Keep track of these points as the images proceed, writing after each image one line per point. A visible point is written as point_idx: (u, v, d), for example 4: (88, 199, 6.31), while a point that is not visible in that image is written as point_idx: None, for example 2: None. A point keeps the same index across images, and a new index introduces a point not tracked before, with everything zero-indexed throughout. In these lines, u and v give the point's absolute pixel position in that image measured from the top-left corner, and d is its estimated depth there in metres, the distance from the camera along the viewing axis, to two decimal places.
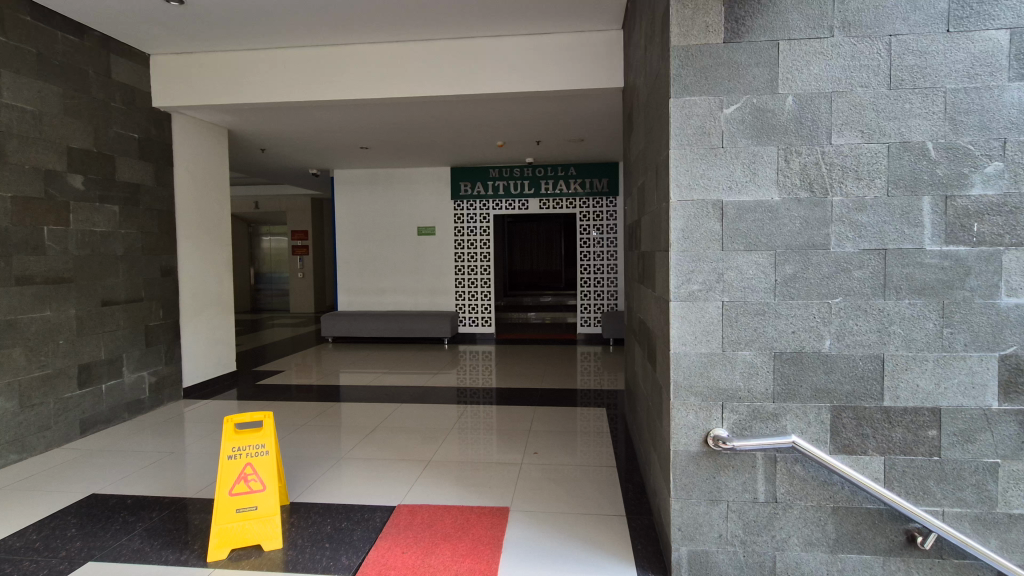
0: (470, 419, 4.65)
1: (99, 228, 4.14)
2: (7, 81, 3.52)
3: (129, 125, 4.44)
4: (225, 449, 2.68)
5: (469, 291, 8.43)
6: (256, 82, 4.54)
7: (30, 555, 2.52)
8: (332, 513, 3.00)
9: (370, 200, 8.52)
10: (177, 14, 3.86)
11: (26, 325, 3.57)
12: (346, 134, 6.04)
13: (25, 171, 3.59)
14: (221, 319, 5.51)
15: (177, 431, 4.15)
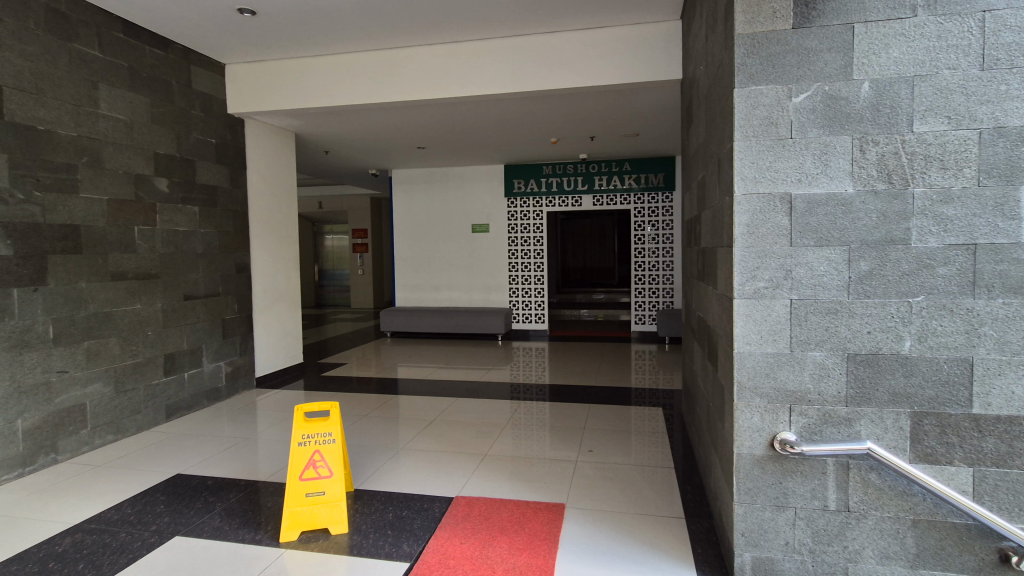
0: (524, 415, 4.68)
1: (182, 228, 4.45)
2: (104, 94, 3.84)
3: (207, 130, 4.75)
4: (295, 436, 2.82)
5: (522, 289, 8.47)
6: (320, 86, 4.75)
7: (126, 527, 2.75)
8: (393, 501, 3.10)
9: (426, 199, 8.71)
10: (249, 25, 4.08)
11: (120, 317, 3.89)
12: (404, 134, 6.20)
13: (120, 175, 3.92)
14: (287, 314, 5.80)
15: (249, 418, 4.41)
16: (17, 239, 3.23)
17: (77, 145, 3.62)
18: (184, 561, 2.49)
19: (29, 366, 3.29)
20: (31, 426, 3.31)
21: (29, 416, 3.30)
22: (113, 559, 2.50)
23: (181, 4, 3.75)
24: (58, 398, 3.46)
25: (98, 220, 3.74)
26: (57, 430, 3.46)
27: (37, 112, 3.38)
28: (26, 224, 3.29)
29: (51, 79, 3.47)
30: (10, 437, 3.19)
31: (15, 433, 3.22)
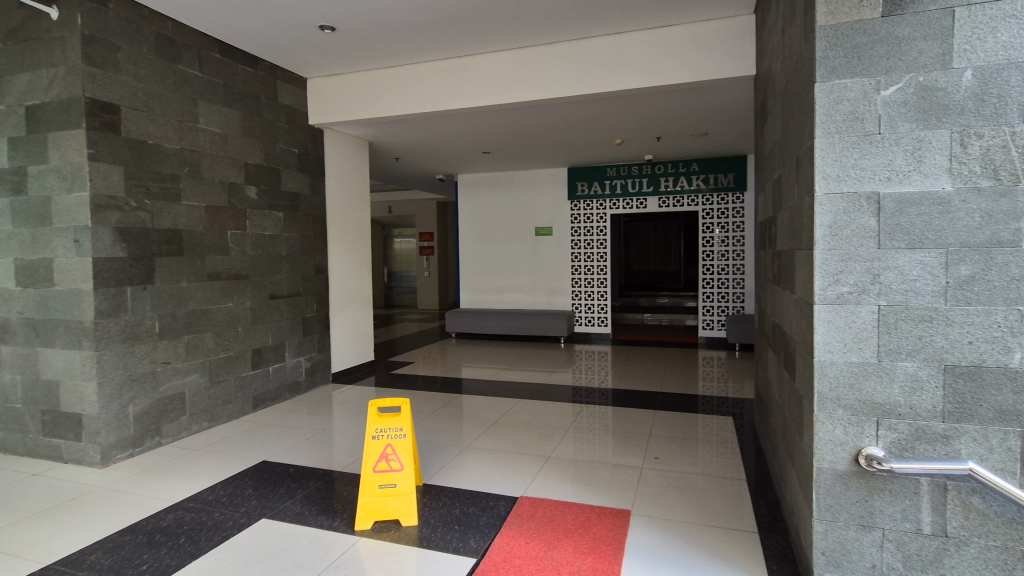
0: (588, 418, 4.65)
1: (269, 232, 4.79)
2: (203, 110, 4.21)
3: (291, 141, 5.09)
4: (370, 430, 2.96)
5: (584, 292, 8.41)
6: (393, 96, 4.97)
7: (220, 508, 3.00)
8: (460, 497, 3.19)
9: (490, 203, 8.87)
10: (330, 40, 4.35)
11: (215, 314, 4.24)
12: (470, 140, 6.35)
13: (216, 184, 4.27)
14: (360, 314, 6.09)
15: (326, 411, 4.67)
16: (131, 242, 3.60)
17: (180, 157, 3.99)
18: (270, 542, 2.68)
19: (140, 356, 3.65)
20: (140, 411, 3.67)
21: (138, 402, 3.66)
22: (209, 536, 2.73)
23: (270, 25, 4.06)
24: (163, 386, 3.82)
25: (197, 225, 4.10)
26: (161, 416, 3.82)
27: (148, 128, 3.76)
28: (139, 228, 3.66)
29: (159, 98, 3.85)
30: (123, 420, 3.56)
31: (128, 417, 3.59)
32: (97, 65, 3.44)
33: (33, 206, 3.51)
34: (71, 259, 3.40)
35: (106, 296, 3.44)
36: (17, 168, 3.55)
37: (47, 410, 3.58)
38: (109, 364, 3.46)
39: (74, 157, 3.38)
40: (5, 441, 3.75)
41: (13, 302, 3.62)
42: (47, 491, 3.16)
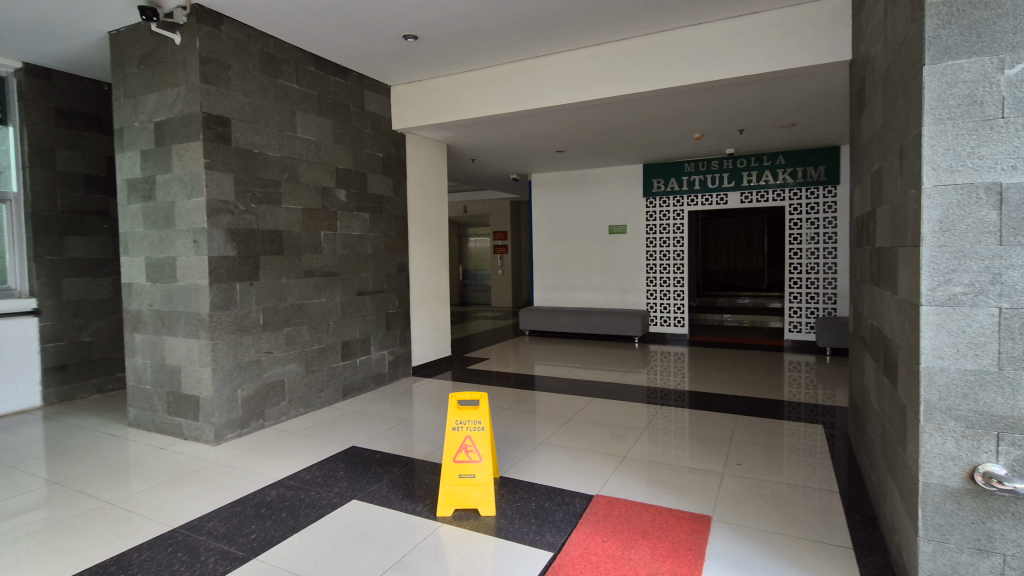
0: (664, 420, 4.55)
1: (356, 232, 5.10)
2: (301, 120, 4.55)
3: (376, 146, 5.38)
4: (450, 421, 3.07)
5: (659, 291, 8.20)
6: (471, 99, 5.13)
7: (316, 487, 3.25)
8: (536, 491, 3.25)
9: (563, 201, 8.88)
10: (413, 49, 4.56)
11: (310, 308, 4.58)
12: (545, 139, 6.41)
13: (311, 188, 4.61)
14: (438, 310, 6.33)
15: (407, 402, 4.90)
16: (240, 242, 3.98)
17: (281, 164, 4.35)
18: (361, 522, 2.87)
19: (247, 345, 4.02)
20: (247, 396, 4.05)
21: (245, 387, 4.04)
22: (307, 512, 2.96)
23: (358, 37, 4.32)
24: (266, 373, 4.19)
25: (295, 226, 4.45)
26: (264, 400, 4.18)
27: (254, 138, 4.13)
28: (246, 230, 4.03)
29: (263, 110, 4.21)
30: (233, 403, 3.94)
31: (237, 400, 3.97)
32: (212, 83, 3.83)
33: (160, 211, 3.96)
34: (191, 257, 3.80)
35: (219, 291, 3.81)
36: (148, 178, 4.02)
37: (171, 392, 4.03)
38: (221, 352, 3.84)
39: (194, 166, 3.77)
40: (138, 418, 4.27)
41: (144, 295, 4.11)
42: (172, 464, 3.57)
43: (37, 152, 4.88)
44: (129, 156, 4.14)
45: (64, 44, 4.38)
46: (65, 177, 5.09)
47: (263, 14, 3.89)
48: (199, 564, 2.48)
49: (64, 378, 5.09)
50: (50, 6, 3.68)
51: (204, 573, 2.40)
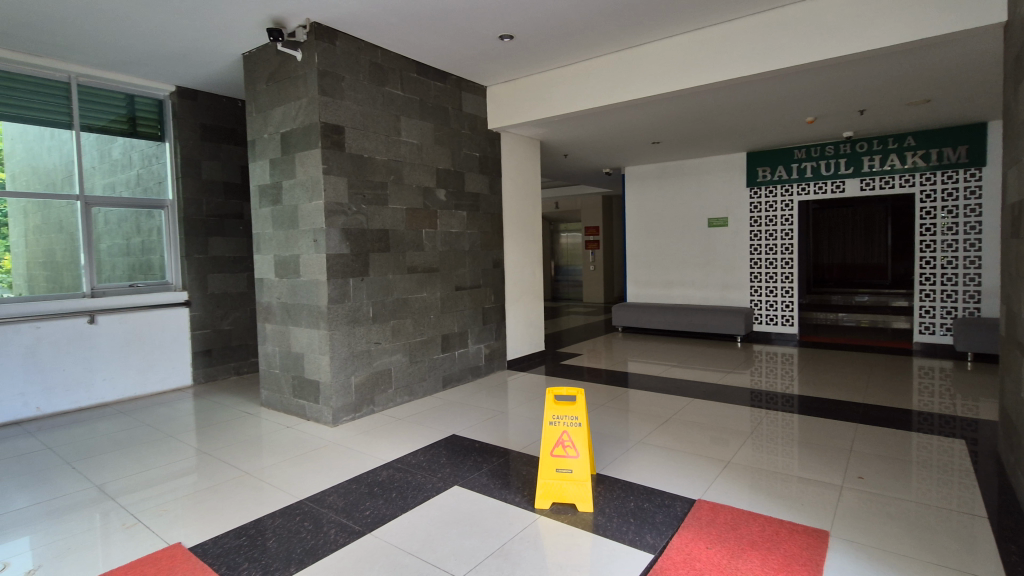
0: (772, 425, 4.28)
1: (455, 230, 5.31)
2: (405, 124, 4.81)
3: (473, 146, 5.55)
4: (548, 415, 3.10)
5: (765, 287, 7.69)
6: (566, 94, 5.13)
7: (421, 471, 3.45)
8: (634, 491, 3.20)
9: (659, 194, 8.61)
10: (509, 48, 4.65)
11: (414, 302, 4.84)
12: (640, 131, 6.25)
13: (414, 188, 4.86)
14: (531, 305, 6.42)
15: (503, 395, 5.03)
16: (353, 241, 4.29)
17: (388, 166, 4.63)
18: (463, 507, 3.00)
19: (359, 336, 4.34)
20: (359, 382, 4.37)
21: (357, 375, 4.36)
22: (414, 494, 3.16)
23: (458, 41, 4.48)
24: (375, 362, 4.49)
25: (400, 225, 4.72)
26: (374, 387, 4.50)
27: (364, 143, 4.43)
28: (358, 229, 4.34)
29: (372, 117, 4.50)
30: (348, 388, 4.28)
31: (351, 385, 4.31)
32: (329, 94, 4.16)
33: (286, 213, 4.38)
34: (312, 255, 4.17)
35: (336, 285, 4.15)
36: (275, 184, 4.46)
37: (296, 376, 4.46)
38: (337, 341, 4.18)
39: (313, 172, 4.13)
40: (268, 399, 4.77)
41: (273, 289, 4.58)
42: (296, 441, 3.95)
43: (187, 163, 5.59)
44: (260, 164, 4.61)
45: (207, 68, 4.98)
46: (209, 185, 5.79)
47: (372, 26, 4.15)
48: (323, 534, 2.73)
49: (209, 361, 5.83)
50: (198, 35, 4.19)
51: (328, 542, 2.65)
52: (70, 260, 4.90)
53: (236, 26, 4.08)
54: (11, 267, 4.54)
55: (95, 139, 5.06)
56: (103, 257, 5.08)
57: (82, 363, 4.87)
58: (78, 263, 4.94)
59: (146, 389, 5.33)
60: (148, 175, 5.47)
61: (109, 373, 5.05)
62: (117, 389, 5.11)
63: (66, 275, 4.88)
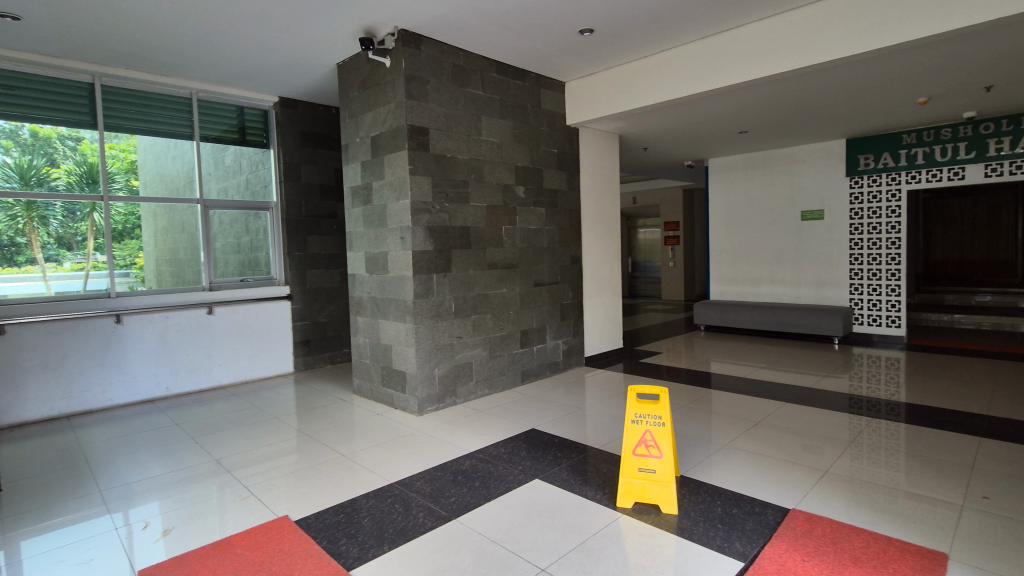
0: (876, 434, 3.96)
1: (534, 226, 5.35)
2: (485, 123, 4.91)
3: (552, 142, 5.57)
4: (630, 414, 3.05)
5: (866, 285, 7.09)
6: (646, 87, 5.01)
7: (503, 463, 3.52)
8: (722, 496, 3.08)
9: (746, 186, 8.19)
10: (589, 42, 4.61)
11: (494, 297, 4.95)
12: (726, 120, 5.97)
13: (494, 186, 4.96)
14: (609, 302, 6.35)
15: (582, 392, 5.02)
16: (436, 238, 4.46)
17: (469, 165, 4.75)
18: (545, 501, 3.04)
19: (442, 330, 4.51)
20: (443, 374, 4.54)
21: (441, 367, 4.53)
22: (497, 484, 3.24)
23: (538, 39, 4.51)
24: (457, 356, 4.64)
25: (481, 222, 4.83)
26: (456, 380, 4.66)
27: (447, 144, 4.57)
28: (441, 226, 4.50)
29: (455, 117, 4.64)
30: (432, 380, 4.46)
31: (434, 377, 4.48)
32: (415, 98, 4.33)
33: (376, 212, 4.63)
34: (399, 252, 4.38)
35: (421, 281, 4.34)
36: (366, 185, 4.72)
37: (384, 366, 4.71)
38: (423, 334, 4.37)
39: (400, 173, 4.33)
40: (360, 387, 5.08)
41: (364, 284, 4.86)
42: (385, 428, 4.18)
43: (288, 168, 6.05)
44: (353, 167, 4.90)
45: (306, 78, 5.36)
46: (307, 187, 6.22)
47: (455, 30, 4.28)
48: (412, 516, 2.87)
49: (308, 351, 6.29)
50: (299, 48, 4.53)
51: (417, 525, 2.79)
52: (191, 258, 5.48)
53: (332, 38, 4.36)
54: (144, 264, 5.16)
55: (211, 148, 5.60)
56: (218, 254, 5.64)
57: (202, 350, 5.43)
58: (198, 260, 5.51)
59: (255, 374, 5.85)
60: (255, 180, 5.97)
61: (224, 359, 5.60)
62: (230, 373, 5.66)
63: (188, 271, 5.46)
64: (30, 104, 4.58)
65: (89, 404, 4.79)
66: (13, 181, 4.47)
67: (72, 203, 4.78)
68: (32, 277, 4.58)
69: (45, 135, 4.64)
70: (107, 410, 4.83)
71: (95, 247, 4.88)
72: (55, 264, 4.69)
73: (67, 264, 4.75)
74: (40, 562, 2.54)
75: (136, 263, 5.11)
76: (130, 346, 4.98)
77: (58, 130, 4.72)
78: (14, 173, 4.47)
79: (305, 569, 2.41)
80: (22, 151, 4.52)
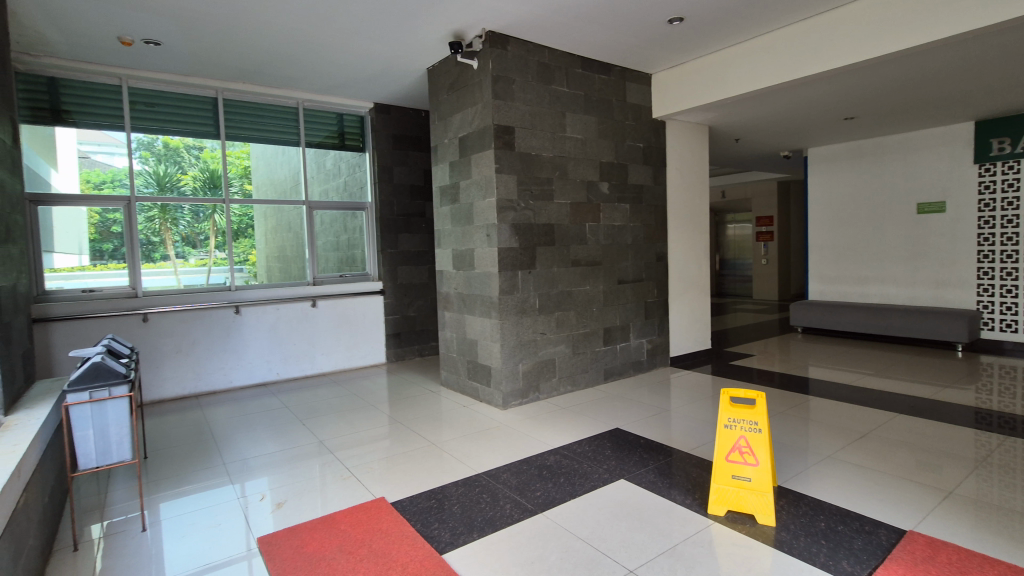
0: (1010, 454, 3.51)
1: (618, 223, 5.27)
2: (570, 120, 4.89)
3: (637, 136, 5.44)
4: (722, 418, 2.93)
5: (997, 285, 6.29)
6: (739, 75, 4.76)
7: (588, 460, 3.52)
8: (825, 511, 2.88)
9: (852, 177, 7.55)
10: (678, 31, 4.45)
11: (577, 294, 4.93)
12: (829, 106, 5.53)
13: (578, 183, 4.94)
14: (697, 300, 6.12)
15: (668, 392, 4.89)
16: (521, 235, 4.52)
17: (553, 162, 4.76)
18: (632, 502, 3.00)
19: (526, 326, 4.57)
20: (527, 369, 4.61)
21: (525, 362, 4.60)
22: (582, 482, 3.24)
23: (625, 31, 4.42)
24: (540, 352, 4.69)
25: (564, 219, 4.83)
26: (539, 375, 4.70)
27: (533, 142, 4.61)
28: (526, 224, 4.55)
29: (540, 115, 4.67)
30: (516, 374, 4.54)
31: (519, 372, 4.56)
32: (501, 98, 4.41)
33: (463, 211, 4.77)
34: (485, 249, 4.49)
35: (506, 278, 4.42)
36: (454, 184, 4.88)
37: (471, 360, 4.85)
38: (508, 330, 4.46)
39: (487, 172, 4.43)
40: (447, 379, 5.27)
41: (451, 280, 5.03)
42: (472, 420, 4.31)
43: (382, 170, 6.39)
44: (441, 167, 5.07)
45: (398, 84, 5.63)
46: (399, 188, 6.53)
47: (541, 28, 4.30)
48: (500, 507, 2.95)
49: (399, 343, 6.62)
50: (393, 56, 4.78)
51: (505, 516, 2.86)
52: (297, 255, 5.95)
53: (424, 44, 4.55)
54: (256, 260, 5.68)
55: (315, 154, 6.04)
56: (320, 251, 6.09)
57: (306, 339, 5.88)
58: (304, 256, 5.97)
59: (352, 363, 6.25)
60: (353, 182, 6.36)
61: (325, 349, 6.03)
62: (330, 362, 6.08)
63: (294, 266, 5.92)
64: (165, 118, 5.19)
65: (213, 385, 5.36)
66: (150, 187, 5.09)
67: (198, 206, 5.35)
68: (166, 272, 5.18)
69: (175, 146, 5.23)
70: (228, 391, 5.38)
71: (215, 245, 5.43)
72: (183, 260, 5.27)
73: (193, 260, 5.32)
74: (177, 523, 2.88)
75: (250, 260, 5.63)
76: (246, 334, 5.50)
77: (186, 140, 5.30)
78: (152, 180, 5.09)
79: (401, 549, 2.54)
80: (157, 160, 5.13)
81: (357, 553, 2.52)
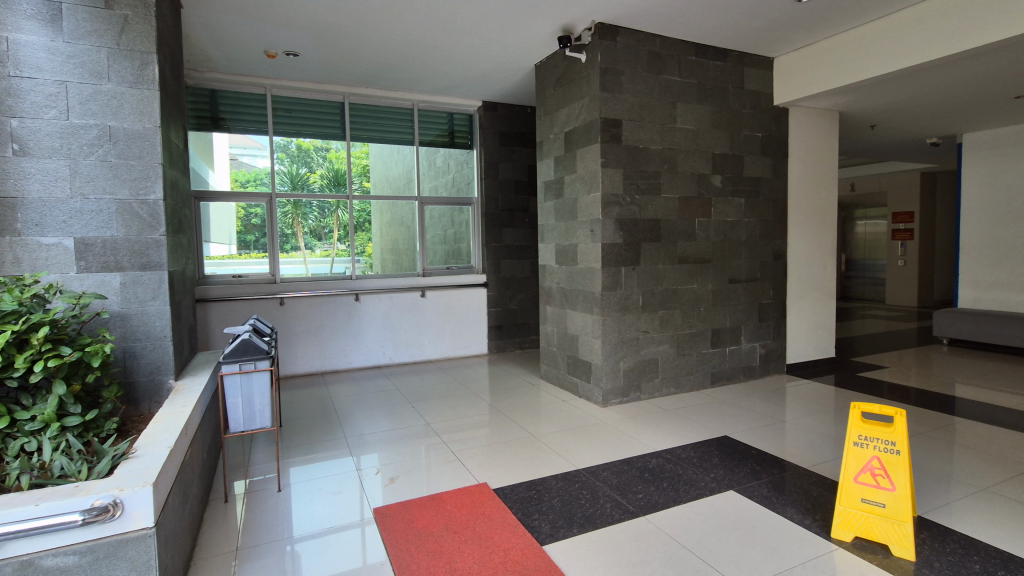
0: None
1: (731, 218, 4.96)
2: (681, 110, 4.68)
3: (755, 126, 5.08)
4: (851, 435, 2.66)
5: None
6: (879, 54, 4.26)
7: (693, 467, 3.37)
8: (980, 551, 2.51)
9: (1020, 166, 6.46)
10: (807, 10, 4.07)
11: (684, 293, 4.73)
12: (995, 84, 4.76)
13: (689, 176, 4.72)
14: (819, 303, 5.61)
15: (783, 402, 4.54)
16: (625, 231, 4.42)
17: (662, 155, 4.59)
18: (742, 515, 2.83)
19: (628, 324, 4.47)
20: (628, 367, 4.52)
21: (626, 360, 4.51)
22: (687, 488, 3.11)
23: (745, 14, 4.13)
24: (643, 350, 4.56)
25: (672, 215, 4.65)
26: (641, 374, 4.59)
27: (641, 134, 4.48)
28: (631, 219, 4.45)
29: (650, 107, 4.52)
30: (617, 372, 4.47)
31: (619, 370, 4.48)
32: (609, 91, 4.34)
33: (567, 205, 4.76)
34: (589, 245, 4.45)
35: (609, 274, 4.36)
36: (558, 179, 4.89)
37: (571, 356, 4.85)
38: (609, 327, 4.40)
39: (593, 166, 4.38)
40: (546, 372, 5.31)
41: (553, 275, 5.05)
42: (572, 415, 4.32)
43: (488, 166, 6.57)
44: (546, 162, 5.10)
45: (506, 81, 5.74)
46: (504, 183, 6.67)
47: (654, 16, 4.15)
48: (599, 505, 2.93)
49: (500, 335, 6.80)
50: (503, 54, 4.88)
51: (605, 514, 2.83)
52: (408, 247, 6.33)
53: (532, 41, 4.59)
54: (373, 252, 6.12)
55: (426, 152, 6.35)
56: (429, 245, 6.43)
57: (416, 327, 6.24)
58: (414, 249, 6.34)
59: (456, 352, 6.52)
60: (461, 178, 6.60)
61: (432, 337, 6.35)
62: (436, 349, 6.40)
63: (406, 258, 6.32)
64: (300, 122, 5.74)
65: (335, 365, 5.87)
66: (286, 185, 5.65)
67: (324, 202, 5.86)
68: (297, 261, 5.75)
69: (306, 148, 5.76)
70: (347, 371, 5.87)
71: (338, 237, 5.93)
72: (311, 250, 5.81)
73: (319, 251, 5.85)
74: (305, 487, 3.20)
75: (366, 251, 6.08)
76: (364, 320, 5.95)
77: (316, 142, 5.81)
78: (286, 179, 5.66)
79: (503, 535, 2.61)
80: (291, 161, 5.68)
81: (461, 533, 2.63)
